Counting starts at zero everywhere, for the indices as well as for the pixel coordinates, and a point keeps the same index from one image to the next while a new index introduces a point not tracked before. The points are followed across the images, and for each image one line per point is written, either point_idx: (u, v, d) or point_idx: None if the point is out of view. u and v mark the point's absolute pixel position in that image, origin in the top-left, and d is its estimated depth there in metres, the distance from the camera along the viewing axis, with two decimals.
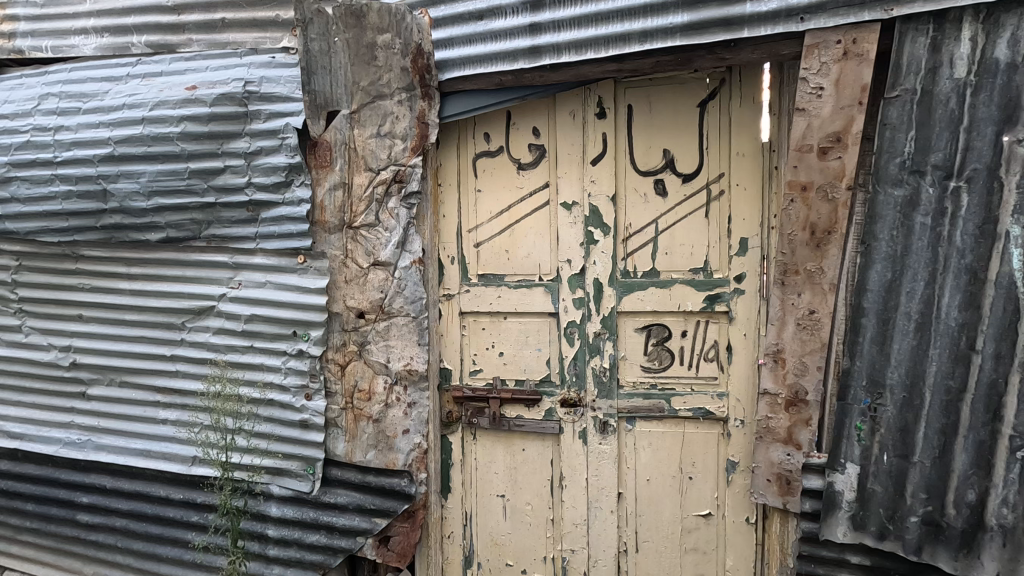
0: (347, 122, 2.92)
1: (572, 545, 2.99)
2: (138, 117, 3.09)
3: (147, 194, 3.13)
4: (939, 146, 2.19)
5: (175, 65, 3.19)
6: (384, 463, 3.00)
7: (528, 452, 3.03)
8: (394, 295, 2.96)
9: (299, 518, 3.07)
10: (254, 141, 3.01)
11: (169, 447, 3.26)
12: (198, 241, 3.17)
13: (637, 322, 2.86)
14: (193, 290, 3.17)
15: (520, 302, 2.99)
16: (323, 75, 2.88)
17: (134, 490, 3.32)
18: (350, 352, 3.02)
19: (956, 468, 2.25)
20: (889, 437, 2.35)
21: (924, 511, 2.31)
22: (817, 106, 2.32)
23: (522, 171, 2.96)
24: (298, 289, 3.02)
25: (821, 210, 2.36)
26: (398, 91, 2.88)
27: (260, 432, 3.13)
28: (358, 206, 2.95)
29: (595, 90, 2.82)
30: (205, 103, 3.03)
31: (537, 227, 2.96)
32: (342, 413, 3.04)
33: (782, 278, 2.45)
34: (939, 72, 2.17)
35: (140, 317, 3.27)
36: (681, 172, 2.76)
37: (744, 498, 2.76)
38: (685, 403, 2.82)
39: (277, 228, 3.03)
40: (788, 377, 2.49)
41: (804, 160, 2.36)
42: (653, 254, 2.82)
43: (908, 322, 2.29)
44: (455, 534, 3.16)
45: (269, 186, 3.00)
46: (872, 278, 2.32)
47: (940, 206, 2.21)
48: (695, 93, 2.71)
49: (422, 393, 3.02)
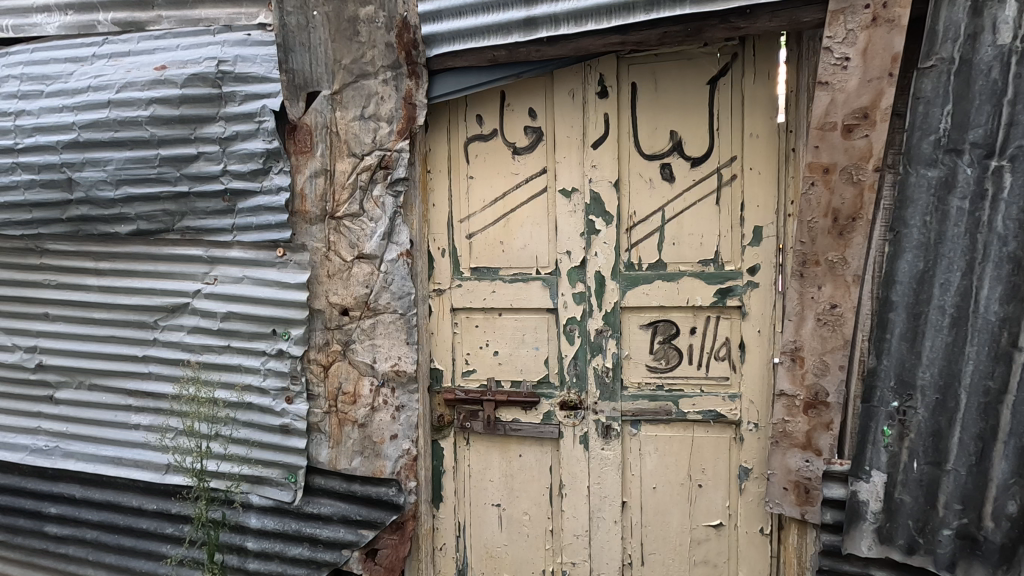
0: (328, 104, 2.73)
1: (573, 557, 2.79)
2: (105, 100, 2.88)
3: (115, 182, 2.92)
4: (978, 122, 1.98)
5: (145, 45, 2.95)
6: (370, 472, 2.82)
7: (525, 458, 2.82)
8: (381, 291, 2.76)
9: (280, 530, 2.86)
10: (229, 125, 2.80)
11: (142, 454, 3.05)
12: (171, 234, 2.95)
13: (642, 319, 2.65)
14: (167, 286, 2.96)
15: (517, 297, 2.77)
16: (302, 53, 2.71)
17: (105, 501, 3.11)
18: (333, 352, 2.83)
19: (994, 477, 2.05)
20: (920, 442, 2.15)
21: (958, 524, 2.11)
22: (842, 79, 2.11)
23: (517, 156, 2.75)
24: (278, 284, 2.81)
25: (844, 194, 2.16)
26: (382, 70, 2.67)
27: (238, 439, 2.92)
28: (342, 194, 2.75)
29: (595, 67, 2.61)
30: (175, 84, 2.81)
31: (534, 217, 2.75)
32: (325, 418, 2.84)
33: (801, 269, 2.25)
34: (980, 39, 1.96)
35: (110, 315, 3.05)
36: (690, 156, 2.55)
37: (758, 507, 2.57)
38: (694, 406, 2.61)
39: (255, 219, 2.81)
40: (807, 378, 2.29)
41: (826, 140, 2.15)
42: (660, 244, 2.61)
43: (943, 316, 2.08)
44: (447, 545, 2.94)
45: (245, 174, 2.79)
46: (901, 269, 2.12)
47: (979, 189, 2.00)
48: (704, 70, 2.50)
49: (411, 395, 2.80)
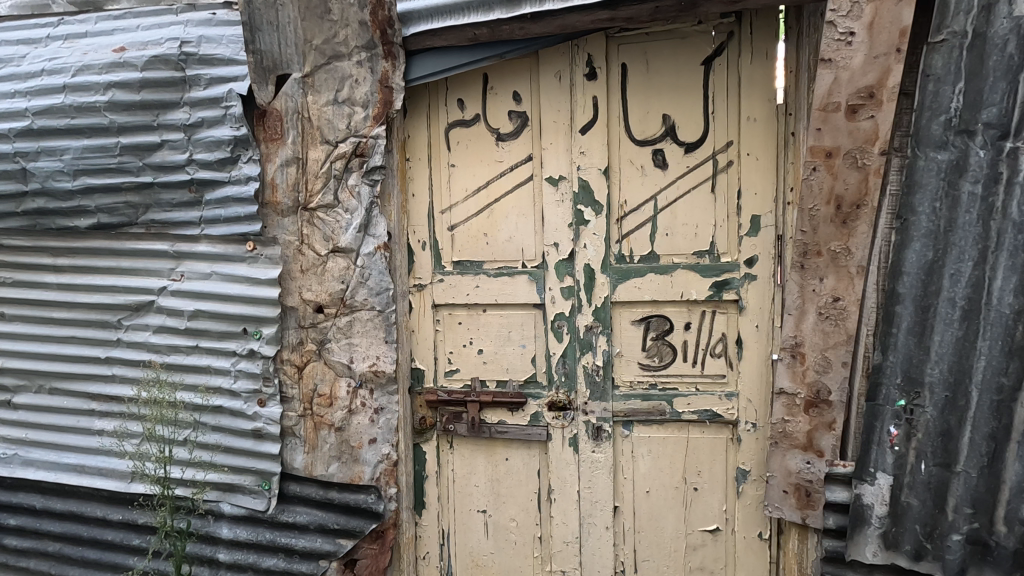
0: (299, 88, 2.55)
1: (563, 565, 2.66)
2: (60, 84, 2.69)
3: (73, 173, 2.73)
4: (992, 100, 1.86)
5: (102, 25, 2.75)
6: (348, 478, 2.66)
7: (512, 462, 2.68)
8: (357, 286, 2.60)
9: (254, 541, 2.70)
10: (194, 111, 2.62)
11: (106, 461, 2.87)
12: (135, 227, 2.77)
13: (634, 314, 2.51)
14: (130, 284, 2.77)
15: (501, 292, 2.62)
16: (269, 32, 2.52)
17: (68, 511, 2.93)
18: (308, 352, 2.66)
19: (1007, 479, 1.94)
20: (928, 443, 2.03)
21: (968, 529, 1.99)
22: (846, 56, 1.96)
23: (501, 143, 2.59)
24: (248, 280, 2.64)
25: (848, 179, 2.03)
26: (356, 50, 2.51)
27: (205, 444, 2.75)
28: (315, 184, 2.59)
29: (583, 47, 2.46)
30: (135, 67, 2.63)
31: (519, 207, 2.60)
32: (300, 422, 2.67)
33: (802, 260, 2.11)
34: (994, 11, 1.83)
35: (70, 314, 2.86)
36: (683, 141, 2.41)
37: (756, 511, 2.44)
38: (689, 405, 2.48)
39: (223, 210, 2.64)
40: (808, 375, 2.16)
41: (830, 121, 2.01)
42: (652, 235, 2.47)
43: (953, 310, 1.96)
44: (431, 554, 2.80)
45: (213, 163, 2.62)
46: (909, 259, 1.99)
47: (993, 172, 1.88)
48: (698, 50, 2.36)
49: (390, 397, 2.65)
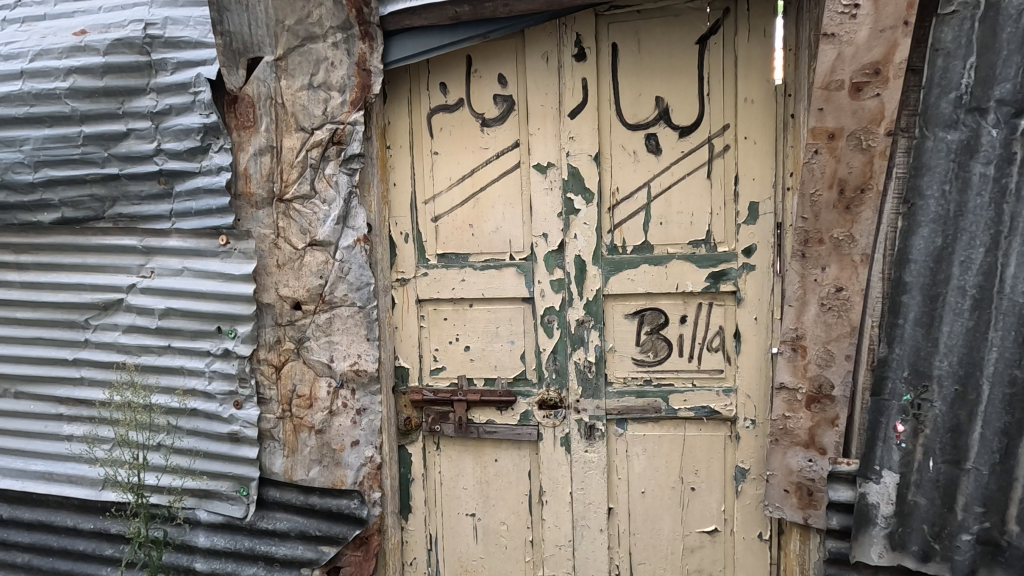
0: (271, 72, 2.41)
1: (555, 570, 2.55)
2: (17, 70, 2.53)
3: (33, 164, 2.58)
4: (1006, 75, 1.75)
5: (62, 7, 2.59)
6: (330, 483, 2.54)
7: (501, 463, 2.57)
8: (337, 281, 2.47)
9: (232, 549, 2.58)
10: (162, 98, 2.47)
11: (76, 468, 2.73)
12: (102, 222, 2.62)
13: (627, 308, 2.39)
14: (96, 281, 2.62)
15: (488, 286, 2.50)
16: (239, 13, 2.38)
17: (37, 521, 2.79)
18: (286, 351, 2.53)
19: (1020, 476, 1.85)
20: (936, 439, 1.93)
21: (979, 528, 1.90)
22: (851, 30, 1.85)
23: (486, 128, 2.46)
24: (221, 276, 2.50)
25: (852, 162, 1.92)
26: (330, 31, 2.37)
27: (181, 449, 2.61)
28: (290, 173, 2.45)
29: (571, 26, 2.33)
30: (97, 51, 2.47)
31: (506, 196, 2.47)
32: (278, 424, 2.54)
33: (803, 249, 2.01)
34: None
35: (34, 314, 2.71)
36: (677, 124, 2.29)
37: (756, 511, 2.35)
38: (685, 402, 2.37)
39: (194, 203, 2.50)
40: (810, 369, 2.06)
41: (832, 101, 1.90)
42: (645, 224, 2.35)
43: (963, 299, 1.86)
44: (418, 560, 2.68)
45: (182, 153, 2.48)
46: (916, 246, 1.89)
47: (1006, 152, 1.77)
48: (692, 28, 2.24)
49: (373, 397, 2.53)
